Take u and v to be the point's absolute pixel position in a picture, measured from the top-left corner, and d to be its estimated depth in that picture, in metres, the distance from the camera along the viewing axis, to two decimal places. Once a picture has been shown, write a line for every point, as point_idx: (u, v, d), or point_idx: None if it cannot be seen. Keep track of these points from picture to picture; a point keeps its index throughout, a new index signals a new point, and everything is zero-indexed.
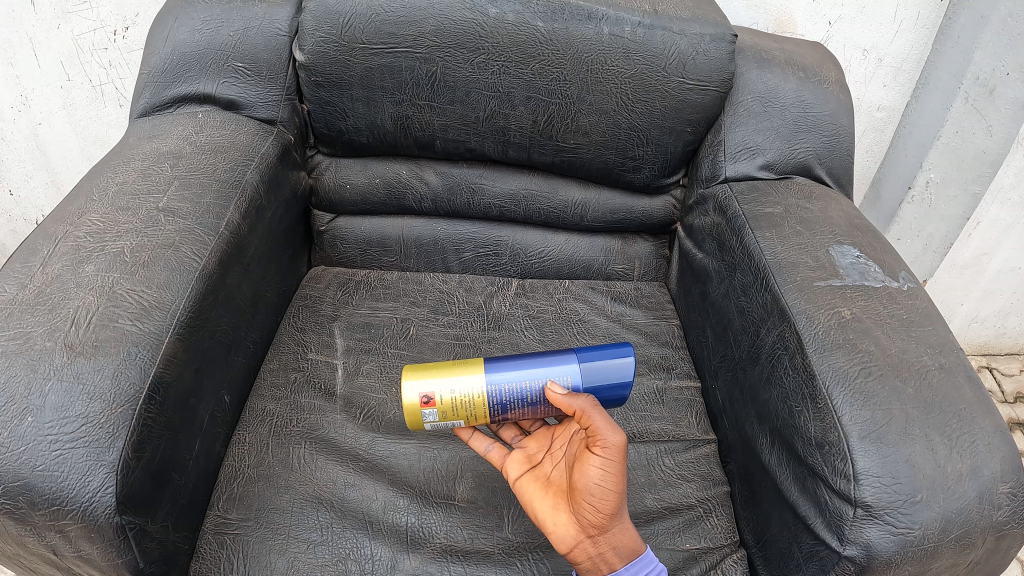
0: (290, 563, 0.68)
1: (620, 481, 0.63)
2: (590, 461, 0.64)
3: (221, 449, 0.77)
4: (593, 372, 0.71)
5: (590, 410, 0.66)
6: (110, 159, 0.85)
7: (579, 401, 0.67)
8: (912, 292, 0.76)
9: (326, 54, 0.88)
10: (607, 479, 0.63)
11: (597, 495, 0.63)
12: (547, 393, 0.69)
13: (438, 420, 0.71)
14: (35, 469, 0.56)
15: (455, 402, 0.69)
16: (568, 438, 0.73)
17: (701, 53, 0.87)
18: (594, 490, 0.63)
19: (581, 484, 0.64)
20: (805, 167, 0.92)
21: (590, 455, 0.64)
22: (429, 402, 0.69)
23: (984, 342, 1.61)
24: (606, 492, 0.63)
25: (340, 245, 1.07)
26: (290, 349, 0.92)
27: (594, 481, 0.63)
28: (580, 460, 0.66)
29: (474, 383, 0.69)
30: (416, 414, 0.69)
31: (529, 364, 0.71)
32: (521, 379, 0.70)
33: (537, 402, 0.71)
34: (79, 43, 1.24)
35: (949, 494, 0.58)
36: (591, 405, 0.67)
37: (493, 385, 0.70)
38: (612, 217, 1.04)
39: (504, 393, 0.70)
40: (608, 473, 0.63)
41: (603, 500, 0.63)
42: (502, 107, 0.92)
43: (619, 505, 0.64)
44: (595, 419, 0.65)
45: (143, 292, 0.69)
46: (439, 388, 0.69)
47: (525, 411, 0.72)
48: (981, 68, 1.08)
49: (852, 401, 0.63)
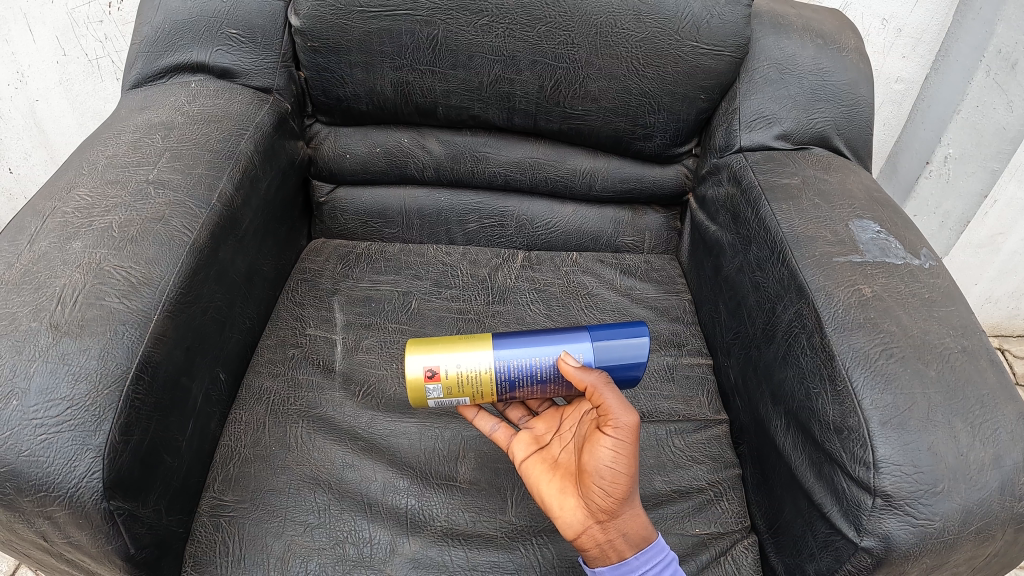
0: (286, 547, 0.66)
1: (632, 463, 0.60)
2: (601, 442, 0.61)
3: (217, 428, 0.74)
4: (607, 351, 0.68)
5: (602, 386, 0.63)
6: (101, 131, 0.81)
7: (590, 376, 0.64)
8: (935, 270, 0.72)
9: (322, 18, 0.84)
10: (619, 462, 0.60)
11: (608, 478, 0.60)
12: (559, 366, 0.67)
13: (443, 396, 0.68)
14: (20, 454, 0.54)
15: (461, 377, 0.66)
16: (578, 420, 0.71)
17: (716, 16, 0.82)
18: (604, 473, 0.60)
19: (592, 466, 0.62)
20: (823, 138, 0.88)
21: (602, 435, 0.62)
22: (432, 376, 0.66)
23: (997, 322, 1.58)
24: (618, 474, 0.60)
25: (340, 216, 1.04)
26: (288, 325, 0.89)
27: (605, 462, 0.60)
28: (591, 440, 0.63)
29: (482, 358, 0.67)
30: (420, 389, 0.67)
31: (540, 340, 0.68)
32: (531, 355, 0.67)
33: (546, 380, 0.68)
34: (74, 17, 1.20)
35: (970, 485, 0.55)
36: (604, 381, 0.64)
37: (501, 360, 0.67)
38: (622, 187, 1.00)
39: (512, 369, 0.67)
40: (620, 454, 0.60)
41: (614, 484, 0.60)
42: (507, 72, 0.88)
43: (631, 489, 0.61)
44: (607, 396, 0.62)
45: (132, 268, 0.66)
46: (445, 362, 0.66)
47: (534, 389, 0.69)
48: (1003, 42, 1.04)
49: (872, 383, 0.60)
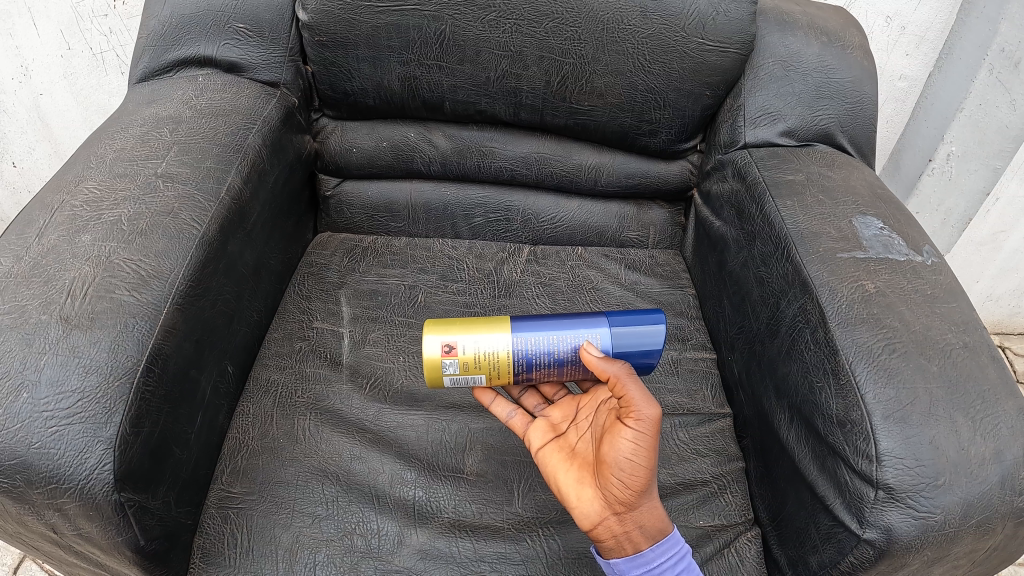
0: (294, 537, 0.67)
1: (652, 455, 0.60)
2: (621, 433, 0.62)
3: (225, 420, 0.75)
4: (624, 336, 0.70)
5: (625, 378, 0.64)
6: (108, 125, 0.82)
7: (613, 367, 0.65)
8: (938, 267, 0.72)
9: (330, 13, 0.85)
10: (638, 454, 0.60)
11: (627, 470, 0.61)
12: (582, 355, 0.67)
13: (459, 373, 0.68)
14: (31, 446, 0.54)
15: (479, 355, 0.67)
16: (596, 408, 0.72)
17: (722, 13, 0.83)
18: (623, 465, 0.61)
19: (611, 457, 0.62)
20: (827, 135, 0.89)
21: (622, 427, 0.62)
22: (451, 352, 0.67)
23: (999, 320, 1.58)
24: (637, 466, 0.60)
25: (346, 210, 1.05)
26: (295, 317, 0.90)
27: (624, 454, 0.61)
28: (611, 431, 0.64)
29: (501, 337, 0.68)
30: (437, 365, 0.67)
31: (558, 323, 0.70)
32: (549, 336, 0.69)
33: (564, 363, 0.70)
34: (79, 11, 1.21)
35: (971, 479, 0.55)
36: (626, 373, 0.65)
37: (519, 339, 0.68)
38: (627, 182, 1.01)
39: (531, 349, 0.68)
40: (639, 447, 0.60)
41: (633, 476, 0.60)
42: (514, 67, 0.89)
43: (650, 481, 0.61)
44: (629, 388, 0.63)
45: (141, 261, 0.66)
46: (463, 339, 0.67)
47: (551, 371, 0.70)
48: (1007, 40, 1.05)
49: (875, 378, 0.61)
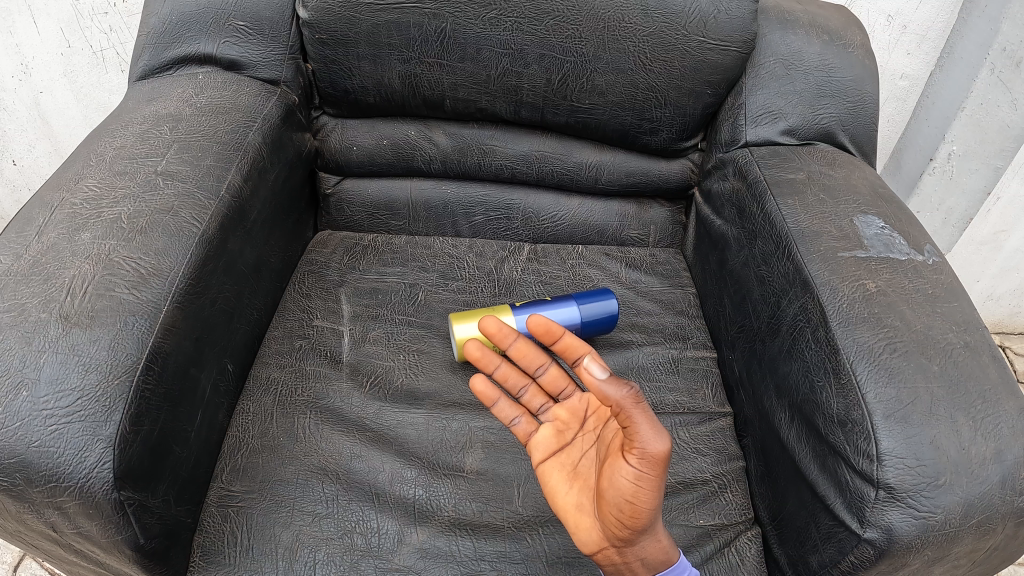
0: (294, 536, 0.67)
1: (654, 498, 0.57)
2: (620, 471, 0.58)
3: (225, 418, 0.75)
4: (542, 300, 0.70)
5: (633, 410, 0.55)
6: (108, 123, 0.82)
7: (619, 394, 0.55)
8: (939, 266, 0.72)
9: (330, 11, 0.85)
10: (637, 497, 0.57)
11: (626, 510, 0.58)
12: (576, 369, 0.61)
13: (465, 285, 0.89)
14: (30, 445, 0.54)
15: None
16: (603, 427, 0.67)
17: (723, 12, 0.83)
18: (622, 505, 0.59)
19: (610, 494, 0.59)
20: (828, 133, 0.88)
21: (622, 464, 0.58)
22: None
23: (999, 320, 1.58)
24: (637, 509, 0.58)
25: (346, 208, 1.05)
26: (295, 316, 0.89)
27: (623, 497, 0.58)
28: (612, 464, 0.60)
29: None
30: None
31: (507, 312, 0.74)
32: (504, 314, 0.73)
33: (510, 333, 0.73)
34: (79, 9, 1.21)
35: (972, 479, 0.55)
36: (634, 400, 0.55)
37: None
38: (628, 180, 1.01)
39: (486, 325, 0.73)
40: (638, 489, 0.57)
41: (633, 517, 0.58)
42: (515, 65, 0.89)
43: (652, 519, 0.59)
44: (636, 423, 0.55)
45: (141, 259, 0.66)
46: None
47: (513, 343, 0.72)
48: (1009, 39, 1.05)
49: (876, 377, 0.61)
